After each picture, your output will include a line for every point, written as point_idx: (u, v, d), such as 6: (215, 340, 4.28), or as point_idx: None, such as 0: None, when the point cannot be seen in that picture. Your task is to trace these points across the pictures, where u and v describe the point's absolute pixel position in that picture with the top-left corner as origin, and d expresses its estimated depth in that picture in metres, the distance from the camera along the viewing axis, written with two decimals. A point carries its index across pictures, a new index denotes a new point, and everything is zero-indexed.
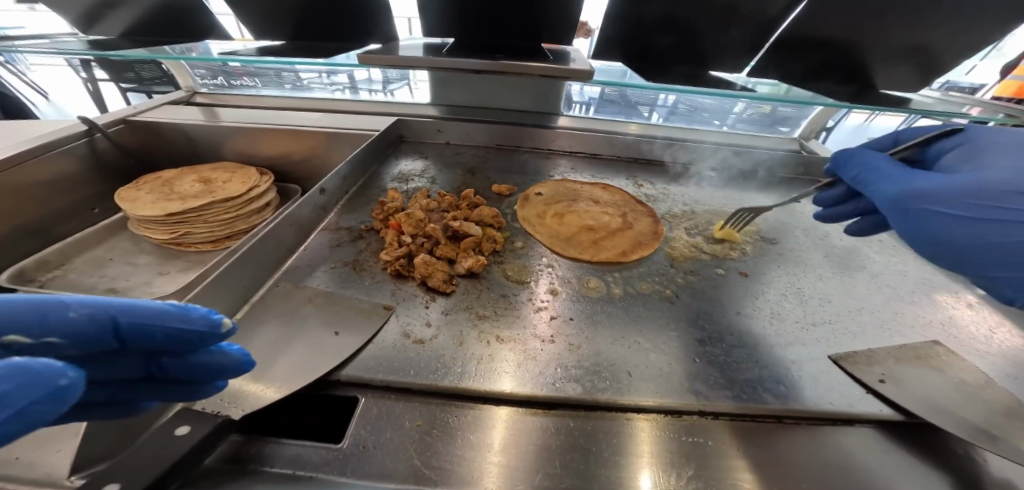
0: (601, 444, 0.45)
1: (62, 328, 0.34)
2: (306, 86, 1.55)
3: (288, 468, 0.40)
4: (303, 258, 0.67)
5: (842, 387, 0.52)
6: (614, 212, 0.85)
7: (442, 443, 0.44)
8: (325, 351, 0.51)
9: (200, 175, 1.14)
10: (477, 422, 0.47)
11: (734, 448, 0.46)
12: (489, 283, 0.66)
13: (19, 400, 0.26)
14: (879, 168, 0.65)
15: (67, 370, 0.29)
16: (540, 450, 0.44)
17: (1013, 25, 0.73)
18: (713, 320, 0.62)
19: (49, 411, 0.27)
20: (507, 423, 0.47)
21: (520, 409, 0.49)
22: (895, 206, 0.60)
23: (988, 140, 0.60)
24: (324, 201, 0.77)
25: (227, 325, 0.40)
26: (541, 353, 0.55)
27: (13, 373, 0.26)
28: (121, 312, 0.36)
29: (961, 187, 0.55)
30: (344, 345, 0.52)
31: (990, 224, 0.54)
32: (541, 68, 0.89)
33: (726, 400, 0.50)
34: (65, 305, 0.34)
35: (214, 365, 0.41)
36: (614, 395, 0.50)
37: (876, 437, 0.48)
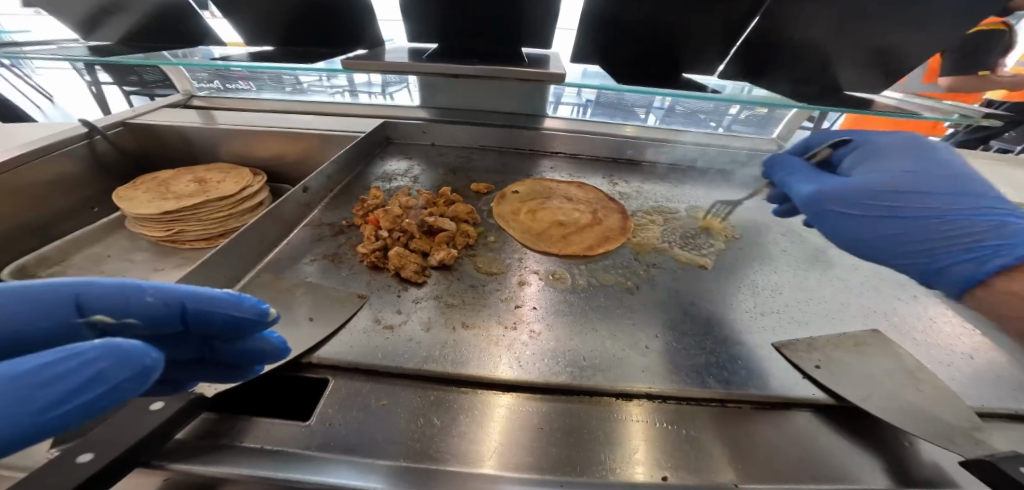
0: (555, 424, 0.49)
1: (140, 310, 0.40)
2: (305, 91, 1.56)
3: (257, 442, 0.44)
4: (286, 251, 0.71)
5: (783, 372, 0.56)
6: (585, 209, 0.88)
7: (404, 420, 0.48)
8: (297, 335, 0.55)
9: (196, 175, 1.19)
10: (437, 402, 0.51)
11: (677, 429, 0.49)
12: (460, 274, 0.70)
13: (114, 377, 0.32)
14: (796, 169, 0.77)
15: (150, 352, 0.35)
16: (496, 427, 0.48)
17: (962, 28, 0.77)
18: (669, 309, 0.66)
19: (135, 386, 0.34)
20: (468, 404, 0.51)
21: (482, 390, 0.53)
22: (810, 207, 0.70)
23: (884, 144, 0.70)
24: (308, 199, 0.82)
25: (273, 315, 0.46)
26: (504, 339, 0.60)
27: (111, 351, 0.33)
28: (186, 299, 0.42)
29: (857, 188, 0.65)
30: (317, 330, 0.56)
31: (897, 219, 0.63)
32: (517, 72, 0.94)
33: (673, 386, 0.54)
34: (143, 291, 0.40)
35: (256, 349, 0.47)
36: (602, 382, 0.54)
37: (811, 420, 0.51)
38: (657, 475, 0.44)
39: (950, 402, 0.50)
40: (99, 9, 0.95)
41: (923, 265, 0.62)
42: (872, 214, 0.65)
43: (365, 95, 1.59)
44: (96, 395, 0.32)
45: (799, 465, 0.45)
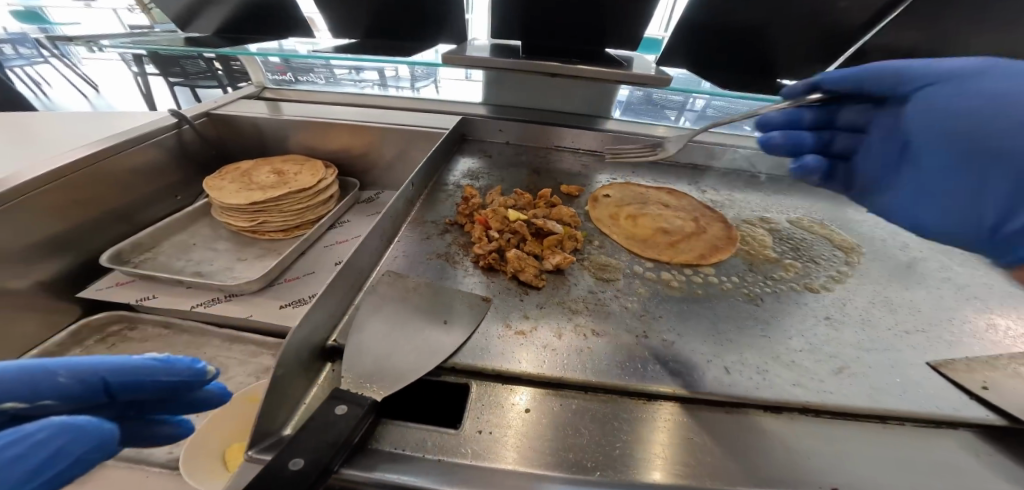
0: (705, 439, 0.47)
1: (52, 390, 0.42)
2: (338, 82, 1.69)
3: (432, 453, 0.44)
4: (399, 249, 0.70)
5: (946, 393, 0.53)
6: (686, 216, 0.85)
7: (535, 427, 0.47)
8: (437, 336, 0.54)
9: (274, 167, 1.21)
10: (587, 414, 0.49)
11: (843, 445, 0.47)
12: (574, 279, 0.68)
13: (78, 451, 0.37)
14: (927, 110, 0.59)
15: (101, 425, 0.40)
16: (604, 429, 0.47)
17: None
18: (804, 324, 0.63)
19: (97, 456, 0.39)
20: (549, 406, 0.50)
21: (588, 393, 0.52)
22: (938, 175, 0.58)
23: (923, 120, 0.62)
24: (410, 196, 0.81)
25: (210, 372, 0.49)
26: (638, 348, 0.57)
27: (62, 430, 0.37)
28: (108, 373, 0.45)
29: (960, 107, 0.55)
30: (455, 333, 0.55)
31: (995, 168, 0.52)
32: (613, 72, 0.92)
33: (829, 402, 0.51)
34: (52, 373, 0.42)
35: (192, 401, 0.52)
36: (730, 394, 0.51)
37: (977, 440, 0.48)
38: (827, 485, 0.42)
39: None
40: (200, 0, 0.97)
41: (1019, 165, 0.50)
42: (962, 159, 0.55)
43: (394, 88, 1.70)
44: (62, 470, 0.36)
45: None
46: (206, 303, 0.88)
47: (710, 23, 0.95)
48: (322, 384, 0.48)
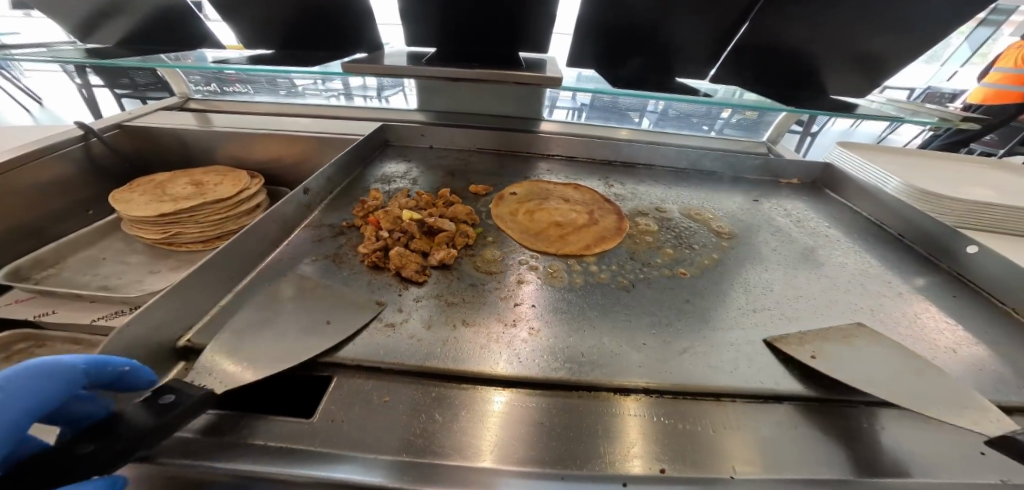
0: (603, 423, 0.50)
1: None
2: (299, 93, 1.70)
3: (260, 439, 0.44)
4: (286, 251, 0.71)
5: (775, 367, 0.58)
6: (582, 210, 0.91)
7: (440, 423, 0.48)
8: (300, 329, 0.55)
9: (193, 177, 1.19)
10: (528, 411, 0.51)
11: (673, 422, 0.51)
12: (459, 273, 0.71)
13: None
14: None
15: None
16: (549, 431, 0.48)
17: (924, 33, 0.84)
18: (665, 307, 0.68)
19: None
20: (516, 409, 0.51)
21: (529, 391, 0.54)
22: None
23: None
24: (308, 200, 0.82)
25: None
26: (503, 336, 0.61)
27: None
28: None
29: None
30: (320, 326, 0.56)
31: None
32: (514, 76, 0.97)
33: (669, 381, 0.55)
34: None
35: None
36: (580, 376, 0.55)
37: (802, 412, 0.52)
38: (655, 468, 0.45)
39: (953, 392, 0.51)
40: (97, 11, 0.96)
41: None
42: None
43: (359, 97, 1.74)
44: None
45: (789, 461, 0.46)
46: (107, 317, 0.86)
47: (605, 27, 1.01)
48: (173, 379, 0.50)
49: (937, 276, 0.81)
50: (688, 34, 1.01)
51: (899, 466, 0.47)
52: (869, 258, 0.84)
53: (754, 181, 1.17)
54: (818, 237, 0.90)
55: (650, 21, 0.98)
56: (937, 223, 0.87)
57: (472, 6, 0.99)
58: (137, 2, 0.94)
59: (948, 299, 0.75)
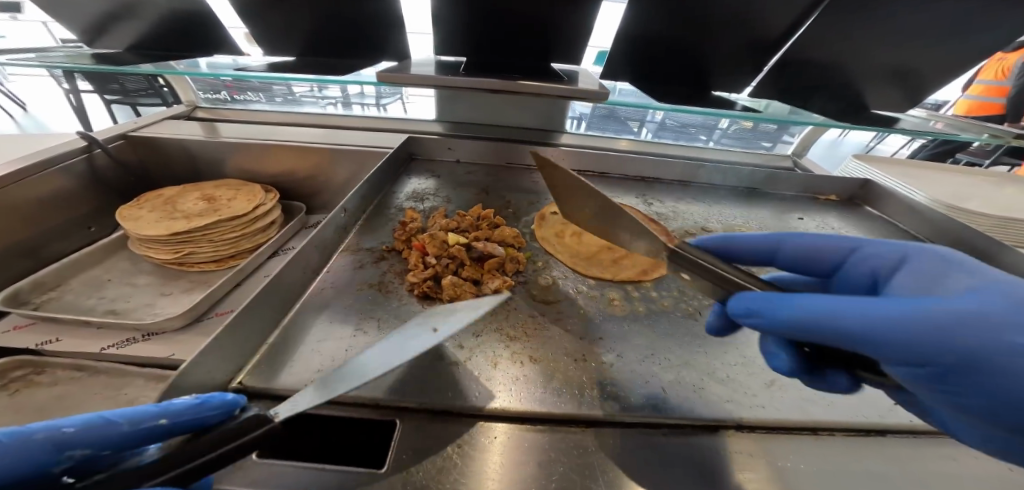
0: (611, 455, 0.45)
1: None
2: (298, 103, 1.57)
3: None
4: (327, 280, 0.65)
5: (869, 403, 0.55)
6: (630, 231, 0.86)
7: (504, 464, 0.43)
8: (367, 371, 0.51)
9: (204, 192, 1.12)
10: (523, 443, 0.46)
11: (776, 460, 0.46)
12: (516, 304, 0.66)
13: None
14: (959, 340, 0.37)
15: None
16: (550, 461, 0.44)
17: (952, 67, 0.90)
18: (739, 339, 0.64)
19: None
20: (513, 439, 0.46)
21: (536, 426, 0.48)
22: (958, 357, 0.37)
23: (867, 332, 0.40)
24: (344, 222, 0.76)
25: None
26: (576, 373, 0.55)
27: None
28: None
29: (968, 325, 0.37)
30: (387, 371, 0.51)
31: None
32: (554, 88, 0.93)
33: (760, 416, 0.51)
34: None
35: None
36: (672, 416, 0.50)
37: (907, 445, 0.50)
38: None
39: None
40: (108, 13, 0.90)
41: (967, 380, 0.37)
42: None
43: (357, 105, 1.73)
44: None
45: None
46: (120, 345, 0.78)
47: (645, 39, 0.98)
48: None
49: None
50: (730, 47, 0.99)
51: None
52: None
53: (793, 198, 1.14)
54: None
55: (693, 34, 0.96)
56: (993, 242, 0.85)
57: (509, 16, 0.96)
58: (153, 5, 0.88)
59: None
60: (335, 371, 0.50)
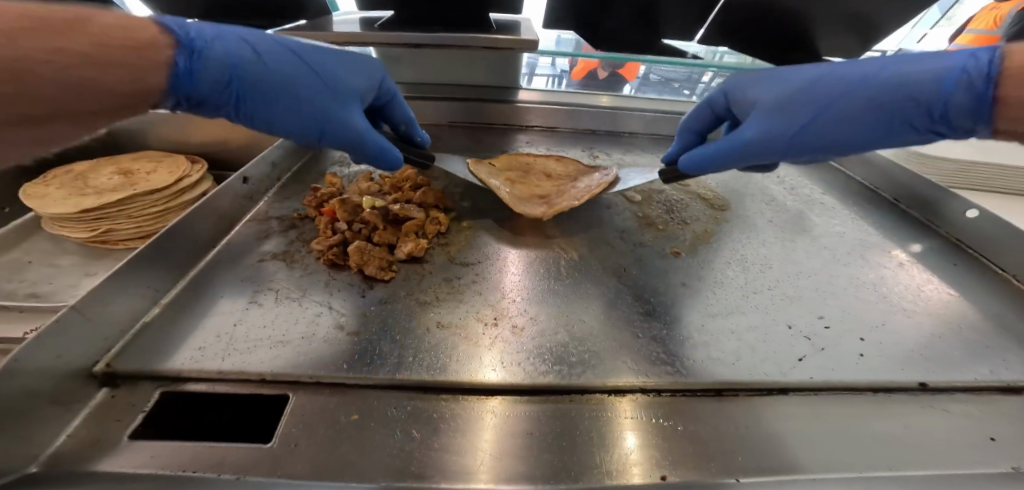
0: (585, 429, 0.44)
1: None
2: None
3: (225, 470, 0.36)
4: (226, 254, 0.62)
5: (780, 355, 0.54)
6: (565, 186, 0.84)
7: (424, 451, 0.41)
8: (260, 352, 0.49)
9: (121, 166, 1.06)
10: (514, 424, 0.44)
11: (674, 423, 0.46)
12: (433, 267, 0.64)
13: None
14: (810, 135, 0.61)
15: None
16: (527, 439, 0.43)
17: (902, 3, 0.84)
18: (659, 292, 0.63)
19: None
20: (485, 424, 0.44)
21: (507, 398, 0.48)
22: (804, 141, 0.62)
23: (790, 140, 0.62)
24: (250, 191, 0.71)
25: None
26: (484, 336, 0.54)
27: None
28: None
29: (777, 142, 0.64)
30: (284, 346, 0.49)
31: (837, 116, 0.60)
32: (481, 40, 0.85)
33: (668, 377, 0.51)
34: None
35: None
36: (573, 378, 0.49)
37: (810, 401, 0.49)
38: (657, 475, 0.40)
39: (914, 364, 0.53)
40: None
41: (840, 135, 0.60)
42: (818, 117, 0.61)
43: None
44: None
45: (793, 454, 0.43)
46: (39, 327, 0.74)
47: None
48: (89, 412, 0.41)
49: (931, 240, 0.78)
50: None
51: (920, 456, 0.43)
52: (863, 224, 0.81)
53: None
54: (813, 204, 0.86)
55: None
56: (931, 184, 0.83)
57: None
58: None
59: (946, 265, 0.72)
60: (218, 348, 0.48)
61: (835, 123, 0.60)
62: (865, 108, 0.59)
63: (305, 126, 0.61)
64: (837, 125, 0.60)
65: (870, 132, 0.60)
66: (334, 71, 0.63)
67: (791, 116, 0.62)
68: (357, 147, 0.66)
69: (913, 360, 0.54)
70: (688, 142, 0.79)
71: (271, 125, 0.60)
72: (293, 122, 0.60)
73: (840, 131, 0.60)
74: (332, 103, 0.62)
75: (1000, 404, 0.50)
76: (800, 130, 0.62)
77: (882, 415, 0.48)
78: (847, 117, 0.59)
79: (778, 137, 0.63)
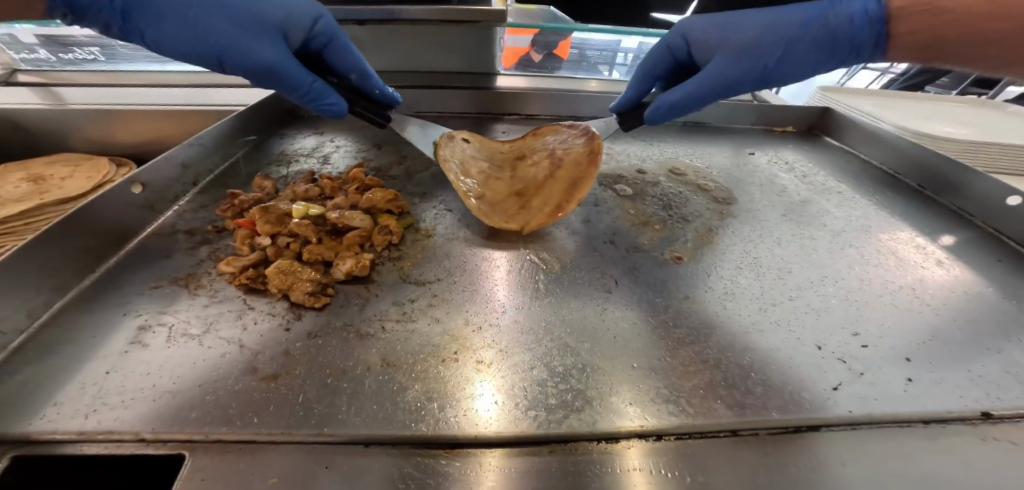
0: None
1: None
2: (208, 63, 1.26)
3: None
4: (113, 276, 0.48)
5: (808, 384, 0.42)
6: (542, 155, 0.71)
7: None
8: (144, 403, 0.35)
9: (31, 172, 0.91)
10: (491, 489, 0.31)
11: (708, 478, 0.33)
12: (379, 287, 0.52)
13: None
14: (756, 70, 0.64)
15: None
16: None
17: None
18: (658, 307, 0.53)
19: None
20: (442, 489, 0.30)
21: (472, 451, 0.34)
22: (774, 70, 0.64)
23: (772, 71, 0.64)
24: (153, 199, 0.57)
25: None
26: (436, 377, 0.42)
27: None
28: None
29: (752, 78, 0.65)
30: (180, 395, 0.36)
31: (779, 51, 0.63)
32: (441, 11, 0.72)
33: (670, 419, 0.38)
34: None
35: None
36: (532, 428, 0.37)
37: (860, 438, 0.37)
38: None
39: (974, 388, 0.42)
40: None
41: (796, 68, 0.64)
42: (756, 60, 0.63)
43: None
44: None
45: None
46: None
47: None
48: None
49: (967, 233, 0.68)
50: None
51: None
52: (886, 216, 0.70)
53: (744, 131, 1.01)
54: (827, 194, 0.75)
55: None
56: (960, 167, 0.73)
57: None
58: None
59: (988, 260, 0.62)
60: (82, 403, 0.34)
61: (807, 51, 0.62)
62: (820, 44, 0.62)
63: (202, 47, 0.58)
64: (801, 56, 0.63)
65: (824, 58, 0.63)
66: (252, 3, 0.59)
67: (758, 58, 0.63)
68: (277, 80, 0.62)
69: (973, 387, 0.42)
70: (645, 89, 0.74)
71: (167, 47, 0.59)
72: (191, 42, 0.58)
73: (801, 59, 0.63)
74: (241, 33, 0.59)
75: None
76: (770, 64, 0.63)
77: (943, 453, 0.36)
78: (794, 55, 0.63)
79: (874, 30, 0.58)
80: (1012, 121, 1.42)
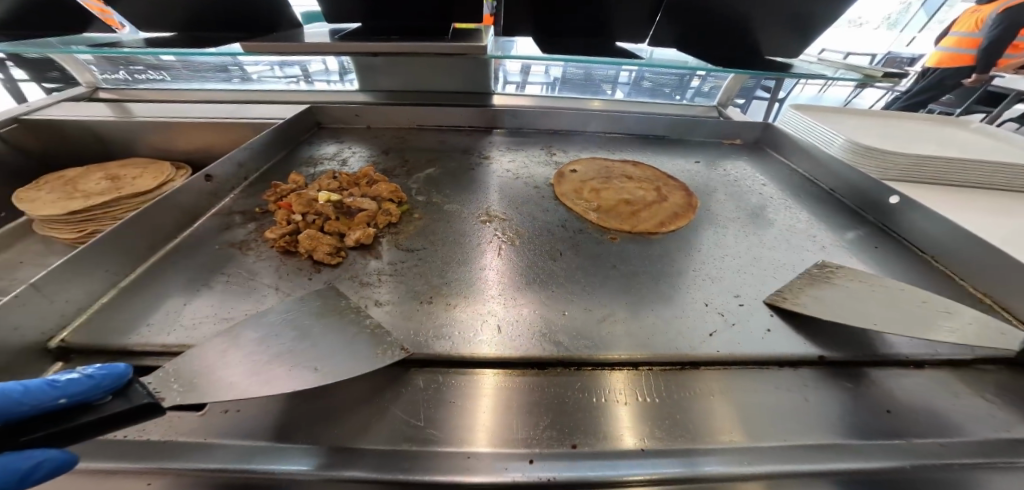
0: (509, 400, 0.48)
1: None
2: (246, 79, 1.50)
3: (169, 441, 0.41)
4: (187, 242, 0.67)
5: (691, 334, 0.58)
6: (648, 187, 0.92)
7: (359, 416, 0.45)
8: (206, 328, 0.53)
9: (108, 172, 1.13)
10: (443, 395, 0.48)
11: (592, 395, 0.49)
12: (380, 252, 0.69)
13: None
14: None
15: None
16: (460, 409, 0.46)
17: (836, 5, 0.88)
18: (590, 274, 0.69)
19: None
20: (408, 390, 0.48)
21: (435, 369, 0.51)
22: None
23: None
24: (215, 188, 0.76)
25: None
26: (420, 313, 0.59)
27: None
28: None
29: None
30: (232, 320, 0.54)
31: None
32: (437, 46, 0.90)
33: (586, 352, 0.54)
34: None
35: None
36: (481, 352, 0.53)
37: (723, 380, 0.52)
38: (566, 443, 0.44)
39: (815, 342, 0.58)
40: None
41: None
42: None
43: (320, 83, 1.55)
44: None
45: (699, 422, 0.47)
46: None
47: None
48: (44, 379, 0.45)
49: (863, 230, 0.82)
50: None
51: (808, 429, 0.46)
52: (796, 213, 0.87)
53: (697, 143, 1.17)
54: (748, 196, 0.92)
55: None
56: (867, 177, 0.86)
57: None
58: None
59: (871, 252, 0.76)
60: (166, 324, 0.53)
61: None
62: None
63: None
64: None
65: None
66: None
67: None
68: None
69: (814, 339, 0.58)
70: None
71: None
72: None
73: None
74: None
75: (883, 383, 0.53)
76: None
77: (765, 386, 0.51)
78: None
79: None
80: (978, 138, 1.52)
